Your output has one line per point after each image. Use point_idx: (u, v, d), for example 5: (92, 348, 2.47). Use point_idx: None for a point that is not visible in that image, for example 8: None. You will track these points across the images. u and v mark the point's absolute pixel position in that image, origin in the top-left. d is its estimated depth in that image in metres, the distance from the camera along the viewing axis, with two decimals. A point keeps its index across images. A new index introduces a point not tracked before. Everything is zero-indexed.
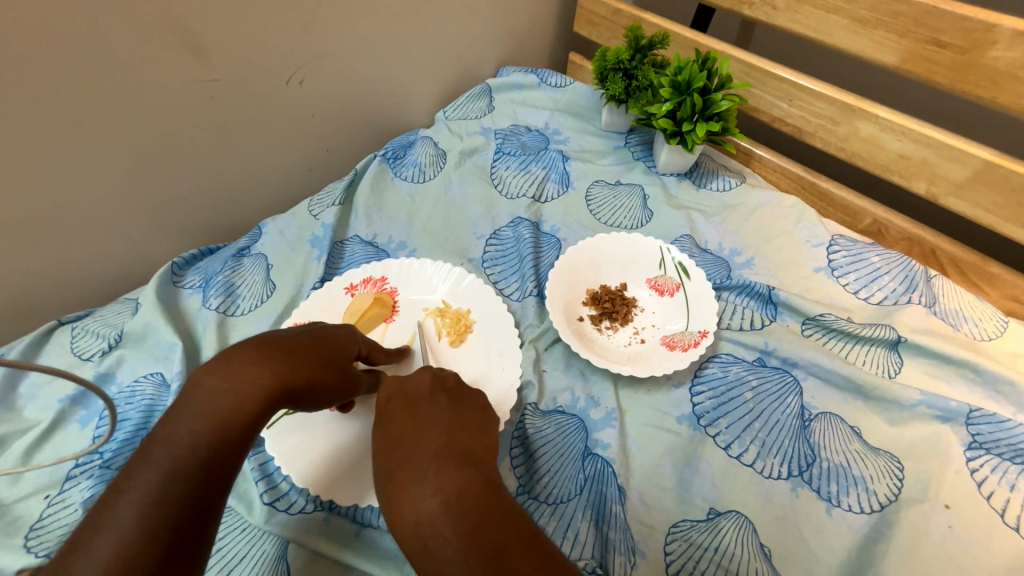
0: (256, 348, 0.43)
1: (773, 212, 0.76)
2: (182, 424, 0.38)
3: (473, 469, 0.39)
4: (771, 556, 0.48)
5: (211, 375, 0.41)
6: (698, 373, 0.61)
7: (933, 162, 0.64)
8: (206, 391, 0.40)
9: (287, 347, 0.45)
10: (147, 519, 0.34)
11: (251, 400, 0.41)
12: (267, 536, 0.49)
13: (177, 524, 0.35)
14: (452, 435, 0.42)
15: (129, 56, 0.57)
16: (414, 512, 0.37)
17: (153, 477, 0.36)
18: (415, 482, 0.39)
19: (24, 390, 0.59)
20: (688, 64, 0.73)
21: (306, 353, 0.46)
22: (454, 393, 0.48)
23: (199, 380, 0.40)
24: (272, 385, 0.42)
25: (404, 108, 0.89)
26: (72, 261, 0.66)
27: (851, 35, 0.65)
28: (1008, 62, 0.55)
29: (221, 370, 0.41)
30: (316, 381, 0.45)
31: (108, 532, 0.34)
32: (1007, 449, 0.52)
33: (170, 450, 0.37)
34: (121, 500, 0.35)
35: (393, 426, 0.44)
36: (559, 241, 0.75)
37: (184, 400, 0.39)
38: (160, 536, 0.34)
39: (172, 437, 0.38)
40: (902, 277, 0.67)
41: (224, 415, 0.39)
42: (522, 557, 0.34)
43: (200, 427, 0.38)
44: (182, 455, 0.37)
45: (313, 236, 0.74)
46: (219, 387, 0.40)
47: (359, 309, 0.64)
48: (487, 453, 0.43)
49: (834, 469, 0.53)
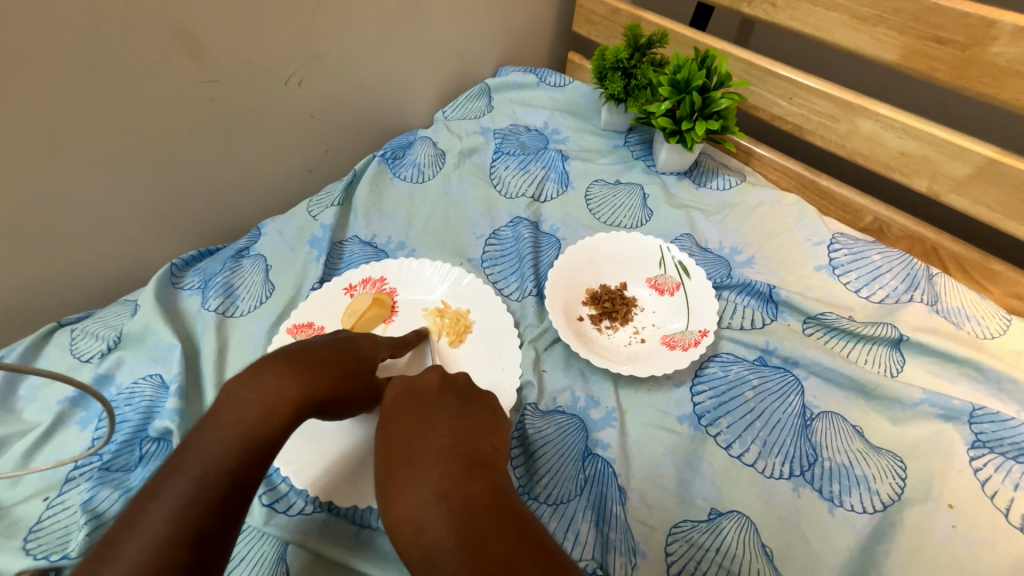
0: (286, 363, 0.45)
1: (773, 211, 0.75)
2: (214, 433, 0.39)
3: (481, 472, 0.40)
4: (773, 557, 0.48)
5: (243, 387, 0.42)
6: (699, 372, 0.60)
7: (934, 159, 0.64)
8: (237, 402, 0.41)
9: (313, 360, 0.47)
10: (176, 524, 0.34)
11: (279, 410, 0.42)
12: (266, 538, 0.49)
13: (205, 533, 0.35)
14: (458, 436, 0.43)
15: (125, 56, 0.57)
16: (415, 515, 0.37)
17: (186, 481, 0.36)
18: (420, 486, 0.39)
19: (23, 392, 0.59)
20: (687, 62, 0.73)
21: (332, 366, 0.48)
22: (462, 392, 0.50)
23: (231, 392, 0.42)
24: (299, 398, 0.44)
25: (403, 107, 0.89)
26: (73, 263, 0.66)
27: (851, 32, 0.65)
28: (1010, 58, 0.55)
29: (252, 382, 0.43)
30: (339, 391, 0.47)
31: (139, 536, 0.33)
32: (1011, 447, 0.52)
33: (202, 454, 0.38)
34: (152, 503, 0.35)
35: (398, 424, 0.45)
36: (558, 241, 0.75)
37: (218, 410, 0.41)
38: (188, 543, 0.34)
39: (204, 444, 0.38)
40: (903, 275, 0.66)
41: (255, 424, 0.40)
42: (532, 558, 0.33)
43: (231, 437, 0.39)
44: (214, 462, 0.38)
45: (312, 236, 0.73)
46: (249, 398, 0.42)
47: (358, 310, 0.64)
48: (496, 455, 0.43)
49: (835, 468, 0.52)
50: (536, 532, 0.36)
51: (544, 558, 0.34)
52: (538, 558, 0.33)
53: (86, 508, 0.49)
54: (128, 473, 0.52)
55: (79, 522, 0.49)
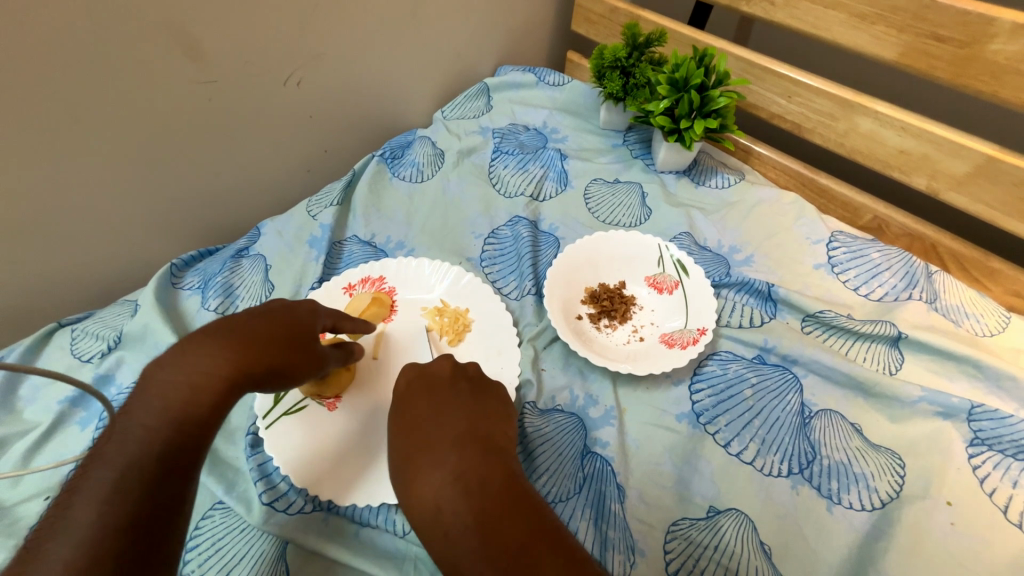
0: (210, 340, 0.43)
1: (772, 209, 0.75)
2: (133, 420, 0.38)
3: (497, 457, 0.41)
4: (771, 555, 0.48)
5: (165, 368, 0.41)
6: (698, 370, 0.60)
7: (933, 157, 0.64)
8: (157, 386, 0.40)
9: (242, 333, 0.45)
10: (103, 516, 0.34)
11: (207, 389, 0.41)
12: (265, 536, 0.48)
13: (136, 521, 0.35)
14: (474, 422, 0.45)
15: (125, 57, 0.57)
16: (433, 496, 0.39)
17: (107, 475, 0.36)
18: (437, 467, 0.40)
19: (24, 392, 0.59)
20: (685, 60, 0.73)
21: (265, 337, 0.46)
22: (476, 381, 0.49)
23: (152, 375, 0.41)
24: (228, 373, 0.42)
25: (402, 108, 0.89)
26: (73, 264, 0.67)
27: (850, 30, 0.64)
28: (1008, 56, 0.55)
29: (175, 363, 0.42)
30: (277, 363, 0.46)
31: (63, 534, 0.33)
32: (1010, 445, 0.52)
33: (124, 446, 0.37)
34: (76, 500, 0.35)
35: (413, 406, 0.47)
36: (557, 240, 0.75)
37: (139, 396, 0.40)
38: (119, 533, 0.34)
39: (126, 434, 0.38)
40: (903, 273, 0.66)
41: (180, 406, 0.40)
42: (543, 549, 0.36)
43: (154, 421, 0.38)
44: (137, 451, 0.37)
45: (312, 236, 0.73)
46: (171, 380, 0.40)
47: (357, 309, 0.63)
48: (508, 441, 0.45)
49: (834, 466, 0.52)
50: (547, 519, 0.38)
51: (554, 547, 0.36)
52: (546, 546, 0.36)
53: None
54: None
55: None
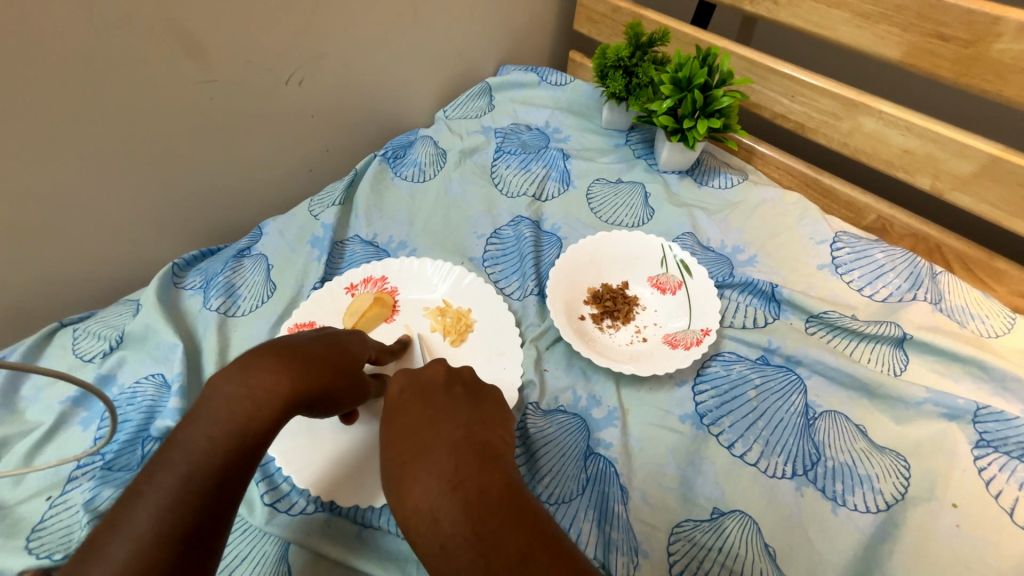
0: (275, 355, 0.40)
1: (774, 209, 0.75)
2: (198, 431, 0.36)
3: (498, 465, 0.40)
4: (775, 557, 0.48)
5: (229, 380, 0.38)
6: (701, 371, 0.60)
7: (937, 156, 0.64)
8: (222, 397, 0.37)
9: (303, 352, 0.42)
10: (162, 523, 0.33)
11: (269, 406, 0.38)
12: (268, 537, 0.49)
13: (190, 531, 0.33)
14: (471, 428, 0.44)
15: (125, 55, 0.57)
16: (429, 505, 0.37)
17: (170, 482, 0.34)
18: (433, 475, 0.39)
19: (26, 392, 0.59)
20: (689, 60, 0.73)
21: (322, 361, 0.43)
22: (470, 387, 0.50)
23: (217, 386, 0.38)
24: (290, 393, 0.39)
25: (404, 107, 0.89)
26: (74, 263, 0.67)
27: (853, 29, 0.64)
28: (1014, 55, 0.54)
29: (239, 375, 0.38)
30: (329, 387, 0.44)
31: (124, 536, 0.32)
32: (1015, 446, 0.52)
33: (187, 454, 0.35)
34: (138, 503, 0.33)
35: (406, 415, 0.46)
36: (559, 239, 0.75)
37: (201, 406, 0.37)
38: (175, 541, 0.33)
39: (189, 443, 0.35)
40: (907, 273, 0.66)
41: (241, 422, 0.37)
42: (543, 560, 0.34)
43: (219, 434, 0.36)
44: (198, 462, 0.35)
45: (314, 236, 0.73)
46: (235, 393, 0.37)
47: (359, 309, 0.64)
48: (506, 448, 0.44)
49: (839, 468, 0.52)
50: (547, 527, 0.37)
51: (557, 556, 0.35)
52: (546, 555, 0.34)
53: (89, 507, 0.49)
54: (129, 472, 0.52)
55: (81, 522, 0.49)
